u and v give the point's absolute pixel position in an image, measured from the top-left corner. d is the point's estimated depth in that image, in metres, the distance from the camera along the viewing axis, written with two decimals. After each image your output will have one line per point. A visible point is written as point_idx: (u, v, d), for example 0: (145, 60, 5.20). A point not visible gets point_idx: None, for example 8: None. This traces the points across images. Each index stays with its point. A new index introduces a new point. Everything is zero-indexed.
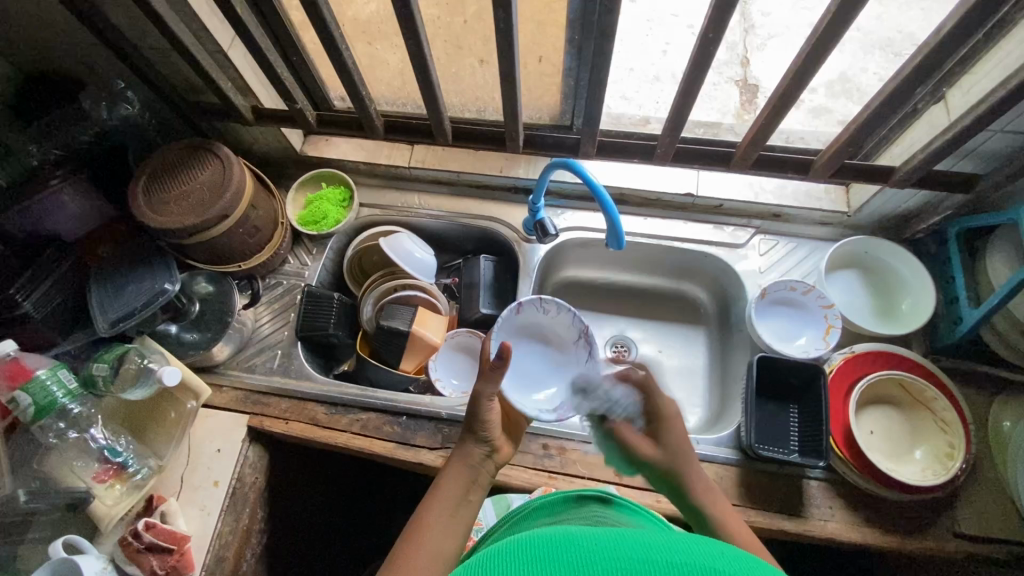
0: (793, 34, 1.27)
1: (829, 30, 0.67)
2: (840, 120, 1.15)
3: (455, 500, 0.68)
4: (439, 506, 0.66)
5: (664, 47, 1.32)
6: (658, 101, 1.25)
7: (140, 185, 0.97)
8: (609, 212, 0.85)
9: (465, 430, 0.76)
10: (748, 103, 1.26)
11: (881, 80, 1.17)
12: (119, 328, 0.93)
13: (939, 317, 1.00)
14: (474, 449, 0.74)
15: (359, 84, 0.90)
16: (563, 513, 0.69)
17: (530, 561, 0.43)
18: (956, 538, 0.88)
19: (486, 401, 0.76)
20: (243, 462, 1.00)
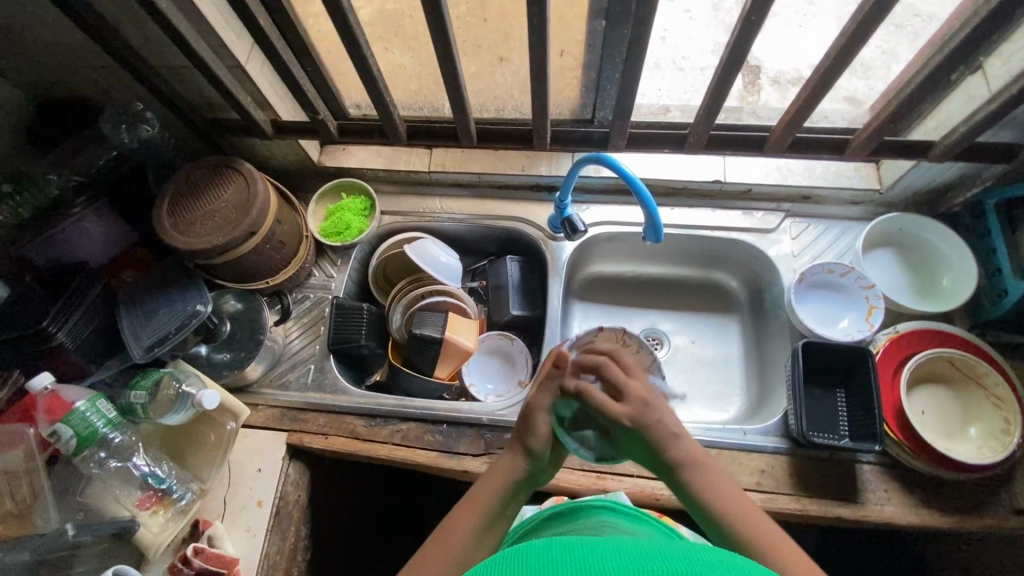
0: (791, 11, 1.25)
1: (877, 6, 0.65)
2: (847, 97, 1.14)
3: (486, 515, 0.65)
4: (471, 514, 0.65)
5: (662, 33, 1.30)
6: (660, 89, 1.24)
7: (164, 207, 0.96)
8: (647, 205, 0.84)
9: (515, 436, 0.70)
10: (750, 84, 1.24)
11: (883, 53, 1.15)
12: (154, 353, 0.92)
13: (981, 291, 0.98)
14: (513, 467, 0.68)
15: (383, 90, 0.88)
16: (574, 522, 0.69)
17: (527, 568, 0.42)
18: (1017, 514, 0.86)
19: (541, 415, 0.68)
20: (285, 480, 0.99)
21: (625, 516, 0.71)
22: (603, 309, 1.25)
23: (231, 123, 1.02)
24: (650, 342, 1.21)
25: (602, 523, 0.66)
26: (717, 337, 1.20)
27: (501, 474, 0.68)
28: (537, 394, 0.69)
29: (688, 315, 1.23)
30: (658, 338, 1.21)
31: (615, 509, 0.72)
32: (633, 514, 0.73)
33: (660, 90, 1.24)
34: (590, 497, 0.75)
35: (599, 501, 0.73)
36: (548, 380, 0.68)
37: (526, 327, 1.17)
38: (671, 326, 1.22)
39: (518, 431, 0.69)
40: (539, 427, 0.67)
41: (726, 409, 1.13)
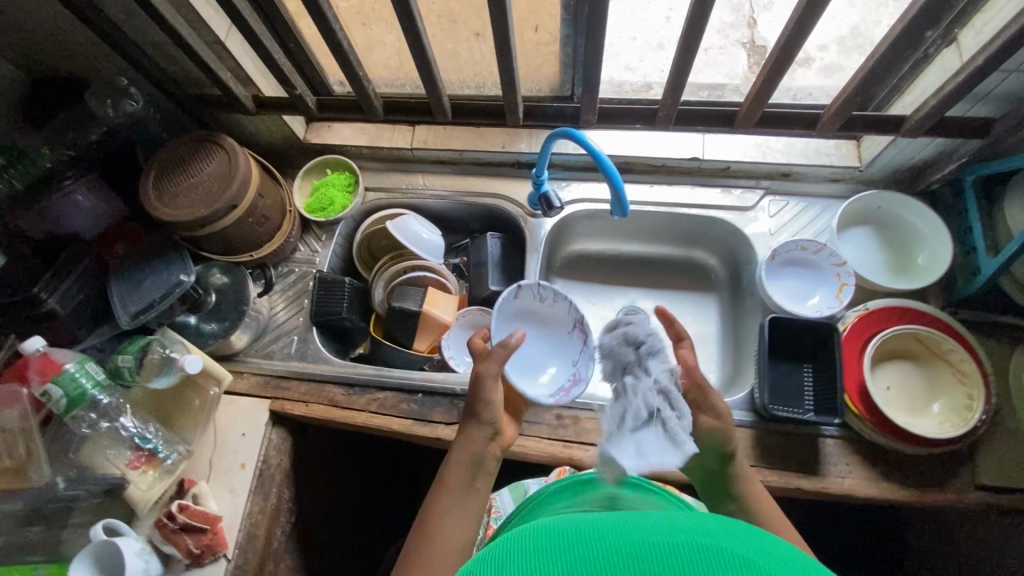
0: None
1: None
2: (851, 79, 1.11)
3: (462, 489, 0.73)
4: (448, 499, 0.72)
5: (668, 13, 1.28)
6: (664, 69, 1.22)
7: (150, 179, 0.99)
8: (614, 180, 0.84)
9: (467, 415, 0.80)
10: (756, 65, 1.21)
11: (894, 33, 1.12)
12: (140, 320, 0.96)
13: (956, 270, 0.98)
14: (477, 433, 0.78)
15: (356, 66, 0.90)
16: (583, 494, 0.65)
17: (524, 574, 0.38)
18: (976, 489, 0.88)
19: (488, 383, 0.79)
20: (268, 444, 1.04)
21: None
22: (584, 288, 1.27)
23: (214, 99, 1.04)
24: (629, 319, 1.23)
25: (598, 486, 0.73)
26: (696, 314, 1.21)
27: (469, 441, 0.78)
28: (484, 366, 0.80)
29: (669, 293, 1.24)
30: (637, 316, 1.23)
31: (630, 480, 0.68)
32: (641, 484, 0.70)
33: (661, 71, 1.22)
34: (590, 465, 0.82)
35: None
36: (492, 351, 0.80)
37: None
38: (651, 304, 1.24)
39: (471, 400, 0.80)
40: (488, 397, 0.79)
41: None
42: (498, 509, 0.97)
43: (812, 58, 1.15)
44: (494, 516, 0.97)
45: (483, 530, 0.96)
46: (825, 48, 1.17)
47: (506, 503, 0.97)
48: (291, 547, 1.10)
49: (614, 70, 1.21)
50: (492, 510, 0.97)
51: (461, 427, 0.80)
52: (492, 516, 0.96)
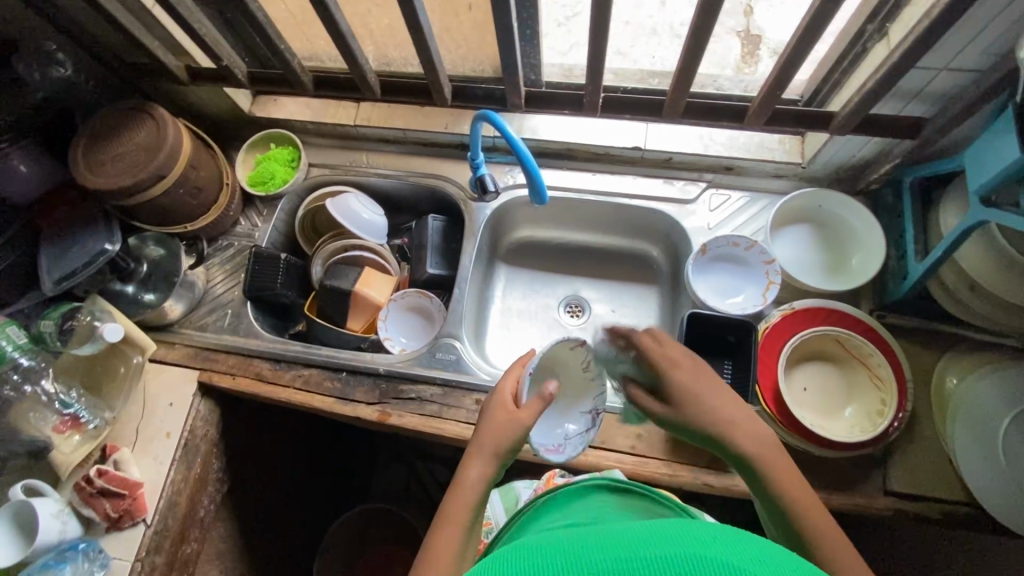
0: None
1: None
2: None
3: (467, 525, 0.62)
4: (451, 534, 0.61)
5: None
6: (653, 56, 1.17)
7: (80, 147, 0.99)
8: (528, 166, 0.86)
9: (482, 438, 0.66)
10: (750, 55, 1.14)
11: None
12: (63, 286, 0.97)
13: (888, 273, 0.96)
14: (487, 466, 0.65)
15: (276, 38, 0.89)
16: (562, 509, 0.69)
17: (512, 563, 0.41)
18: (886, 494, 0.87)
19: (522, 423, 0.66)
20: (194, 415, 1.04)
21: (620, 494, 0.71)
22: (528, 275, 1.25)
23: (148, 69, 1.04)
24: (570, 309, 1.22)
25: (597, 506, 0.66)
26: (636, 307, 1.20)
27: (474, 476, 0.64)
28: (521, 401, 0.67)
29: (611, 284, 1.23)
30: (579, 305, 1.22)
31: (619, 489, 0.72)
32: (632, 489, 0.72)
33: (651, 57, 1.17)
34: (585, 479, 0.75)
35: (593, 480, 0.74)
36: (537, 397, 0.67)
37: (446, 286, 1.19)
38: (593, 294, 1.22)
39: (494, 433, 0.66)
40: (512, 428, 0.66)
41: None
42: (491, 519, 0.93)
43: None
44: (489, 528, 0.92)
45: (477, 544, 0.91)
46: None
47: (497, 511, 0.94)
48: (218, 517, 1.11)
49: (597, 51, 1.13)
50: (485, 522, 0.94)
51: (470, 452, 0.66)
52: (485, 528, 0.92)
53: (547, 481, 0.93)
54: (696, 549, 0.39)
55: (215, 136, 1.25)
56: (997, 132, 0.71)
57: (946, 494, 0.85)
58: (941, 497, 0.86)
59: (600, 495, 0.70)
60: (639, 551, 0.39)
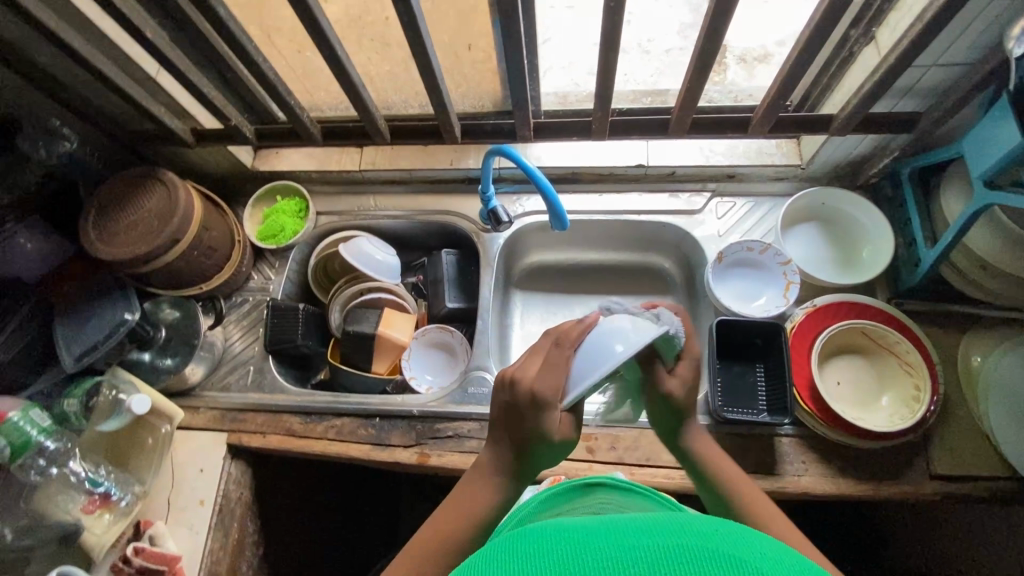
0: None
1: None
2: None
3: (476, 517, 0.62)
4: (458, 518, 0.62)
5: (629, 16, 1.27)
6: (629, 73, 1.21)
7: (90, 220, 0.98)
8: (547, 193, 0.88)
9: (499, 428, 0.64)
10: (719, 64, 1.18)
11: None
12: (84, 362, 0.95)
13: (900, 262, 0.99)
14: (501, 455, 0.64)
15: (285, 94, 0.90)
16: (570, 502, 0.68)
17: (507, 544, 0.40)
18: (932, 479, 0.88)
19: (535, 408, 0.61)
20: (226, 479, 1.02)
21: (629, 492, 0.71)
22: (544, 298, 1.26)
23: (152, 135, 1.04)
24: None
25: (596, 503, 0.66)
26: None
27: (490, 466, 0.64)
28: (537, 381, 0.61)
29: (626, 299, 1.24)
30: None
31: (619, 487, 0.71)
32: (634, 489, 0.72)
33: (625, 74, 1.21)
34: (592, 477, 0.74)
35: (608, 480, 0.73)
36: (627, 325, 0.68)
37: (466, 319, 1.19)
38: None
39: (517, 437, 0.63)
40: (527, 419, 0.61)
41: None
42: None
43: (771, 54, 1.16)
44: None
45: None
46: (781, 43, 1.17)
47: None
48: None
49: (576, 75, 1.17)
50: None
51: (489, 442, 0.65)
52: None
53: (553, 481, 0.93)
54: (704, 542, 0.37)
55: (217, 194, 1.24)
56: (993, 120, 0.75)
57: (991, 472, 0.87)
58: (986, 476, 0.87)
59: (604, 492, 0.70)
60: (641, 538, 0.38)
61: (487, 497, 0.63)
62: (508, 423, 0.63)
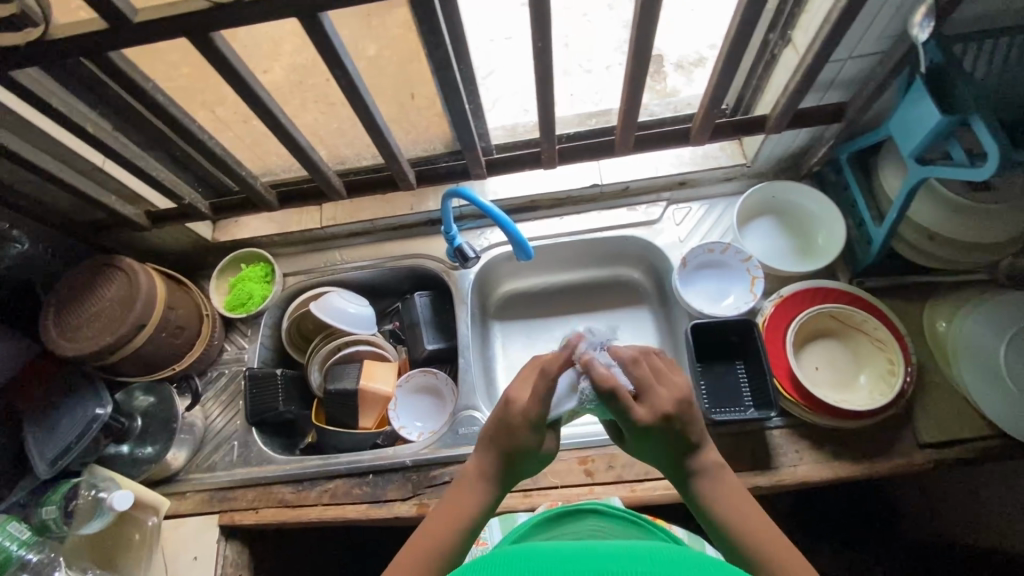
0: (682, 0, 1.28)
1: (644, 19, 0.69)
2: None
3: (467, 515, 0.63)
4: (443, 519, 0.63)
5: (566, 40, 1.32)
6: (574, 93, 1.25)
7: (50, 317, 0.96)
8: (506, 227, 0.89)
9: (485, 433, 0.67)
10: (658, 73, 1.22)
11: None
12: (58, 465, 0.91)
13: (854, 243, 1.03)
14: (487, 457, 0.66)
15: (235, 166, 0.91)
16: (559, 527, 0.73)
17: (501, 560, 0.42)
18: (921, 448, 0.90)
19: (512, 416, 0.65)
20: (224, 562, 0.98)
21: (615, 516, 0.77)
22: (522, 325, 1.27)
23: (106, 223, 1.03)
24: None
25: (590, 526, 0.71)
26: (633, 330, 1.23)
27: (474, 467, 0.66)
28: (515, 389, 0.66)
29: (604, 314, 1.25)
30: None
31: (603, 512, 0.77)
32: (622, 515, 0.77)
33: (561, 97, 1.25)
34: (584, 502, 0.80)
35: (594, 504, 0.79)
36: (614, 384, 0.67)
37: (447, 358, 1.19)
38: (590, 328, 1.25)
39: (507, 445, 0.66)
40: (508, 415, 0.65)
41: None
42: (486, 541, 0.94)
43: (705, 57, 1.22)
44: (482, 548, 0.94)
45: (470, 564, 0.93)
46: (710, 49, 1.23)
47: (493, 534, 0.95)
48: None
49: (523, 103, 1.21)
50: (482, 542, 0.95)
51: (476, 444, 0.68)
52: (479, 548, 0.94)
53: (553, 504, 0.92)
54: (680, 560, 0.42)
55: (181, 270, 1.23)
56: (914, 100, 0.79)
57: (975, 433, 0.89)
58: (971, 437, 0.89)
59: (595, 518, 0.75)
60: (599, 566, 0.40)
61: (479, 501, 0.64)
62: (499, 438, 0.65)
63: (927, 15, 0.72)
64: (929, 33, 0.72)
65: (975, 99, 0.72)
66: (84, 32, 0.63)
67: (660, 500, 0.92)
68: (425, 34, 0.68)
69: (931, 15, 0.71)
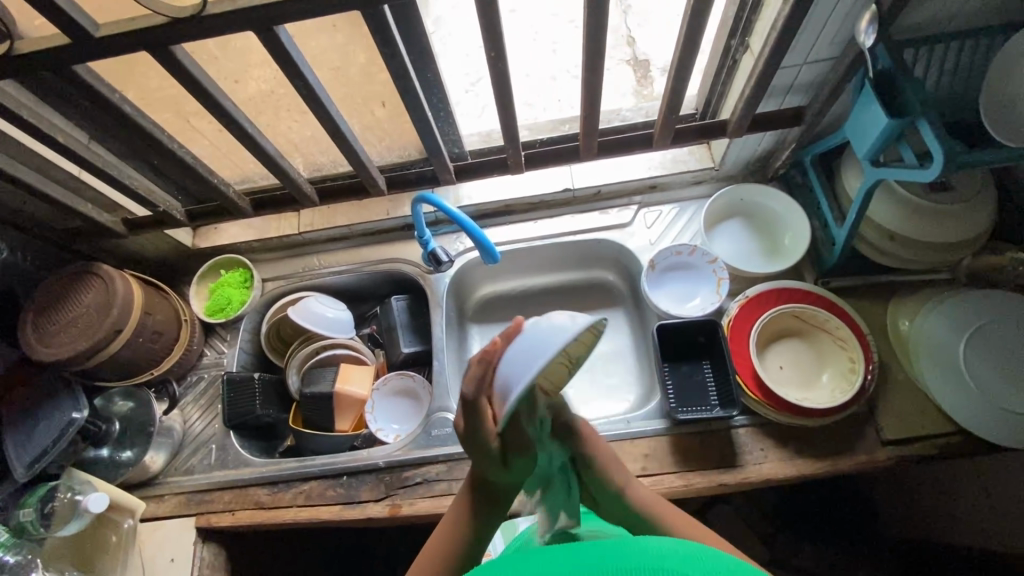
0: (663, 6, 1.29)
1: (594, 29, 0.71)
2: None
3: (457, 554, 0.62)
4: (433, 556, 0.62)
5: (552, 46, 1.33)
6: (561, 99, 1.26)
7: (28, 323, 0.98)
8: (472, 231, 0.91)
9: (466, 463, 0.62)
10: (644, 79, 1.22)
11: None
12: (35, 469, 0.93)
13: (819, 243, 1.04)
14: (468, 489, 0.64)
15: (207, 174, 0.93)
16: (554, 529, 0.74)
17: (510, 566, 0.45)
18: (884, 445, 0.91)
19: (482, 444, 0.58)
20: (200, 564, 1.00)
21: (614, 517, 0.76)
22: (499, 328, 1.29)
23: (84, 231, 1.05)
24: None
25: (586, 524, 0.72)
26: (609, 332, 1.24)
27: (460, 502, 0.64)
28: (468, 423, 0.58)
29: (580, 316, 1.27)
30: None
31: None
32: None
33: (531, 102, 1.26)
34: None
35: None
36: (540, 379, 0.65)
37: (424, 361, 1.20)
38: None
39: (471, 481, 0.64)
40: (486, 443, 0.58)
41: (624, 401, 1.16)
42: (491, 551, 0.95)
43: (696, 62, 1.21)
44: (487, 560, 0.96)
45: None
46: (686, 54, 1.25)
47: (497, 545, 0.97)
48: None
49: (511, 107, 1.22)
50: (485, 553, 0.98)
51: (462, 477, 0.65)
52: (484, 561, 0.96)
53: None
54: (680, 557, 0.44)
55: (162, 277, 1.25)
56: (863, 105, 0.81)
57: (936, 429, 0.91)
58: (932, 434, 0.91)
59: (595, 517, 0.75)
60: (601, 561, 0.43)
61: (460, 543, 0.62)
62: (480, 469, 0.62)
63: (871, 22, 0.73)
64: (874, 40, 0.74)
65: (920, 102, 0.74)
66: (49, 46, 0.66)
67: None
68: (380, 45, 0.70)
69: (874, 22, 0.73)
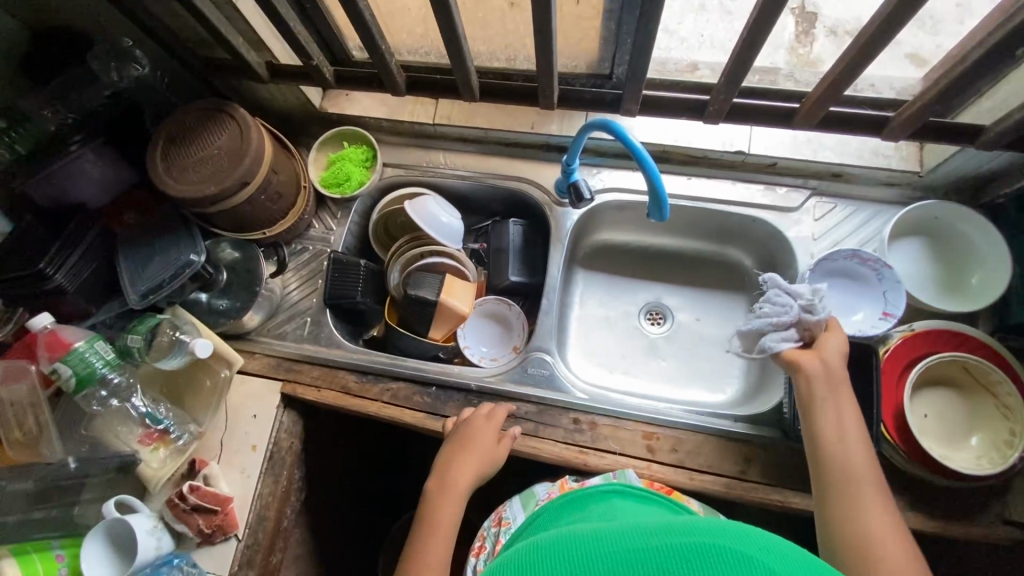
0: None
1: None
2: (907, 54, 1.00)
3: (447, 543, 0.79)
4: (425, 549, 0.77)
5: None
6: (703, 35, 1.09)
7: (158, 149, 0.94)
8: (651, 174, 0.82)
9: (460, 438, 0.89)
10: (804, 34, 1.08)
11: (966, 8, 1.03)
12: (149, 300, 0.94)
13: (1012, 294, 0.91)
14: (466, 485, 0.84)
15: (378, 37, 0.84)
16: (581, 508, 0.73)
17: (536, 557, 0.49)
18: (1005, 525, 0.84)
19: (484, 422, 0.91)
20: (279, 427, 1.02)
21: (635, 498, 0.76)
22: (608, 280, 1.21)
23: (224, 64, 0.98)
24: (653, 316, 1.18)
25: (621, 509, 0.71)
26: (722, 316, 1.15)
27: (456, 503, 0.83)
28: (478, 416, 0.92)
29: (695, 291, 1.18)
30: (661, 313, 1.18)
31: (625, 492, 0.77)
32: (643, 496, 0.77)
33: (707, 37, 1.08)
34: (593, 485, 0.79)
35: (609, 485, 0.78)
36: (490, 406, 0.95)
37: (527, 294, 1.15)
38: (676, 302, 1.18)
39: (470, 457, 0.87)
40: (487, 423, 0.91)
41: (721, 393, 1.10)
42: (507, 519, 0.87)
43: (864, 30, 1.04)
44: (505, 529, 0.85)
45: (492, 544, 0.85)
46: None
47: (516, 512, 0.88)
48: (304, 523, 1.10)
49: None
50: (502, 520, 0.88)
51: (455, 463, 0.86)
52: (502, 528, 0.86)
53: (561, 484, 0.87)
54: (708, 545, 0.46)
55: (283, 132, 1.19)
56: None
57: None
58: None
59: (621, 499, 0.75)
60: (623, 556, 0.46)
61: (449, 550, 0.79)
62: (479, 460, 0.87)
63: None
64: None
65: None
66: None
67: (718, 495, 0.89)
68: None
69: None
